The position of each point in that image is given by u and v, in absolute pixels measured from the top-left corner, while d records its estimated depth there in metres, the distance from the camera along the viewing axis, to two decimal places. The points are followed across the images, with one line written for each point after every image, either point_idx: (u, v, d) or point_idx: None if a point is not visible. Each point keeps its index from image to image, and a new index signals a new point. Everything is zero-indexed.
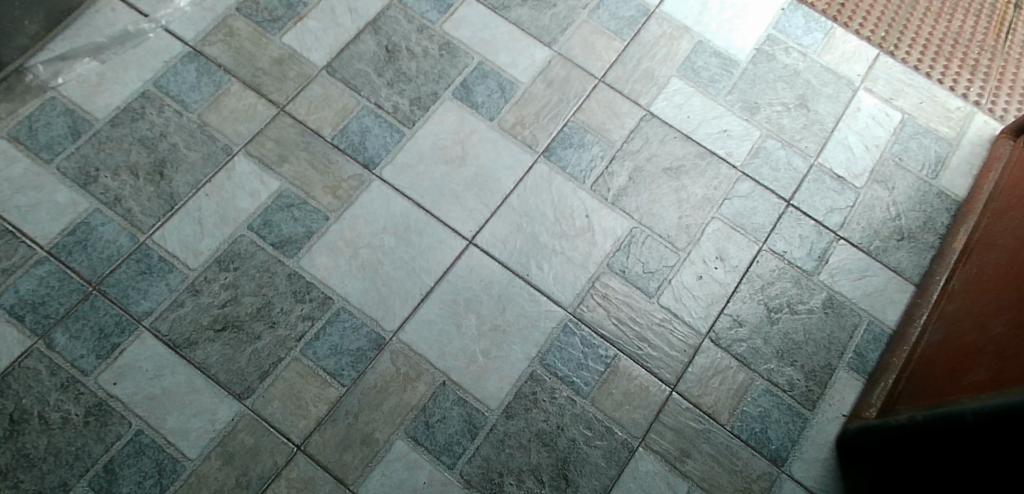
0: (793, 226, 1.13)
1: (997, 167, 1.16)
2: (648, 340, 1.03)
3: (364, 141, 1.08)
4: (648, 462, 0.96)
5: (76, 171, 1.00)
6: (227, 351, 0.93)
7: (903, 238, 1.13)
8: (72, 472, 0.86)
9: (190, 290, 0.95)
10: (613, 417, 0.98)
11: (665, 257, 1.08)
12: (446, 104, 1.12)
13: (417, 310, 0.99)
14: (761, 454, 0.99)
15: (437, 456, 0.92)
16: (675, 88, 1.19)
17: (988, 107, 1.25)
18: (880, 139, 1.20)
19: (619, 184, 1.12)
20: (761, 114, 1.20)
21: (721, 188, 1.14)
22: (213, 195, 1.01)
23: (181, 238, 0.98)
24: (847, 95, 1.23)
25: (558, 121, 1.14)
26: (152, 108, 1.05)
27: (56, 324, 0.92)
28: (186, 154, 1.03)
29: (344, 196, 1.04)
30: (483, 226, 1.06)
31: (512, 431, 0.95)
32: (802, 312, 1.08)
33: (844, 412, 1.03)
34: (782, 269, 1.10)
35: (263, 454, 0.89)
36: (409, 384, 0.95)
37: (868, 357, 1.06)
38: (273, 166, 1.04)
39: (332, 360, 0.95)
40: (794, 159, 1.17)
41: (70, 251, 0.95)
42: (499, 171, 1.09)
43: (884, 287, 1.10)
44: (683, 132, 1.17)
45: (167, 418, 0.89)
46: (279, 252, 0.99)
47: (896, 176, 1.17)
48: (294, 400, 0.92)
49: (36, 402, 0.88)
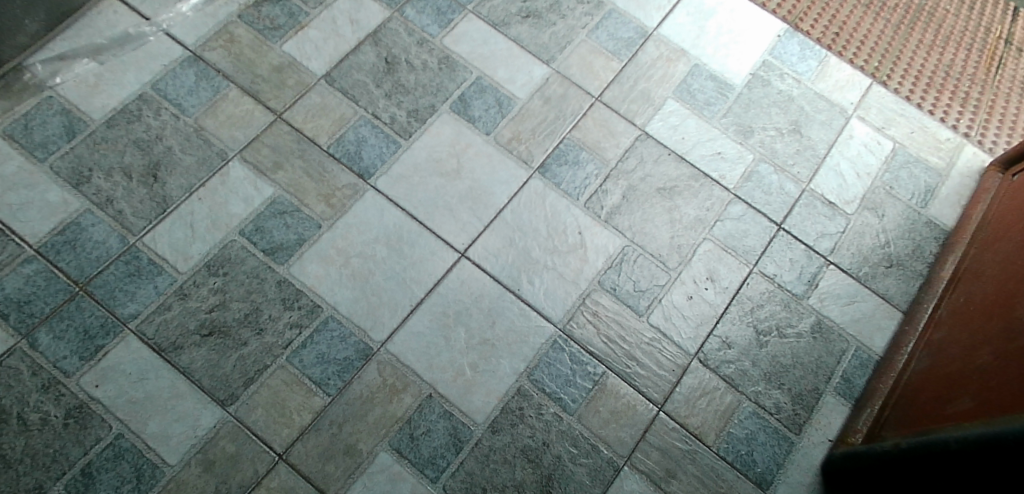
0: (783, 249, 1.14)
1: (986, 198, 1.17)
2: (636, 359, 1.03)
3: (360, 151, 1.08)
4: (632, 481, 0.96)
5: (69, 171, 0.99)
6: (213, 356, 0.93)
7: (891, 265, 1.14)
8: (48, 474, 0.84)
9: (178, 294, 0.95)
10: (599, 435, 0.98)
11: (656, 276, 1.09)
12: (443, 117, 1.13)
13: (407, 321, 0.99)
14: (746, 477, 0.99)
15: (421, 469, 0.91)
16: (670, 110, 1.21)
17: (977, 139, 1.27)
18: (871, 167, 1.21)
19: (612, 203, 1.12)
20: (755, 138, 1.21)
21: (714, 210, 1.15)
22: (206, 200, 1.01)
23: (171, 241, 0.98)
24: (840, 122, 1.24)
25: (554, 137, 1.15)
26: (148, 110, 1.05)
27: (40, 323, 0.91)
28: (181, 158, 1.03)
29: (338, 204, 1.04)
30: (475, 239, 1.06)
31: (497, 446, 0.94)
32: (791, 336, 1.08)
33: (829, 437, 1.03)
34: (772, 292, 1.11)
35: (245, 461, 0.88)
36: (395, 395, 0.95)
37: (855, 382, 1.06)
38: (267, 173, 1.04)
39: (318, 369, 0.94)
40: (786, 184, 1.18)
41: (58, 250, 0.95)
42: (493, 185, 1.10)
43: (872, 313, 1.11)
44: (677, 153, 1.18)
45: (148, 422, 0.88)
46: (270, 259, 0.99)
47: (886, 204, 1.19)
48: (278, 408, 0.91)
49: (16, 401, 0.87)
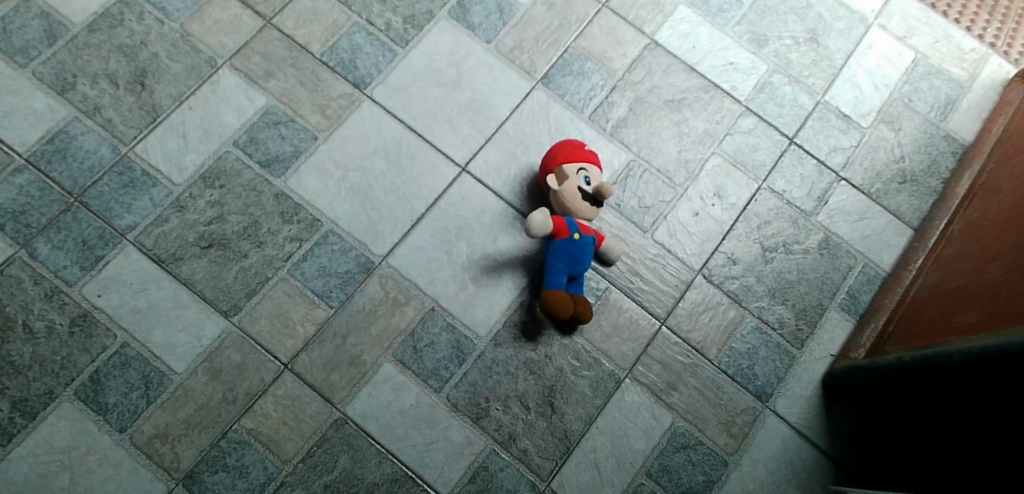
0: (794, 165, 1.10)
1: (1008, 111, 1.12)
2: (640, 275, 1.02)
3: (354, 60, 1.04)
4: (634, 393, 0.97)
5: (53, 78, 0.96)
6: (213, 268, 0.92)
7: (905, 181, 1.11)
8: (58, 381, 0.86)
9: (175, 206, 0.94)
10: (602, 348, 0.98)
11: (662, 192, 1.06)
12: (441, 24, 1.07)
13: (408, 235, 0.97)
14: (747, 389, 1.00)
15: (425, 379, 0.92)
16: (680, 17, 1.14)
17: (1003, 50, 1.20)
18: (890, 79, 1.16)
19: (618, 115, 1.08)
20: (769, 48, 1.15)
21: (723, 123, 1.11)
22: (197, 109, 0.98)
23: (164, 152, 0.95)
24: (860, 31, 1.18)
25: (558, 46, 1.10)
26: (132, 15, 1.01)
27: (36, 234, 0.90)
28: (169, 65, 0.99)
29: (333, 115, 1.01)
30: (477, 153, 1.02)
31: (500, 359, 0.95)
32: (797, 252, 1.07)
33: (832, 352, 1.03)
34: (781, 208, 1.08)
35: (250, 371, 0.89)
36: (398, 308, 0.94)
37: (861, 298, 1.05)
38: (259, 82, 1.00)
39: (319, 282, 0.94)
40: (800, 95, 1.13)
41: (49, 160, 0.93)
42: (494, 96, 1.05)
43: (882, 230, 1.09)
44: (687, 64, 1.12)
45: (153, 332, 0.89)
46: (266, 171, 0.97)
47: (903, 116, 1.14)
48: (280, 320, 0.92)
49: (19, 310, 0.87)
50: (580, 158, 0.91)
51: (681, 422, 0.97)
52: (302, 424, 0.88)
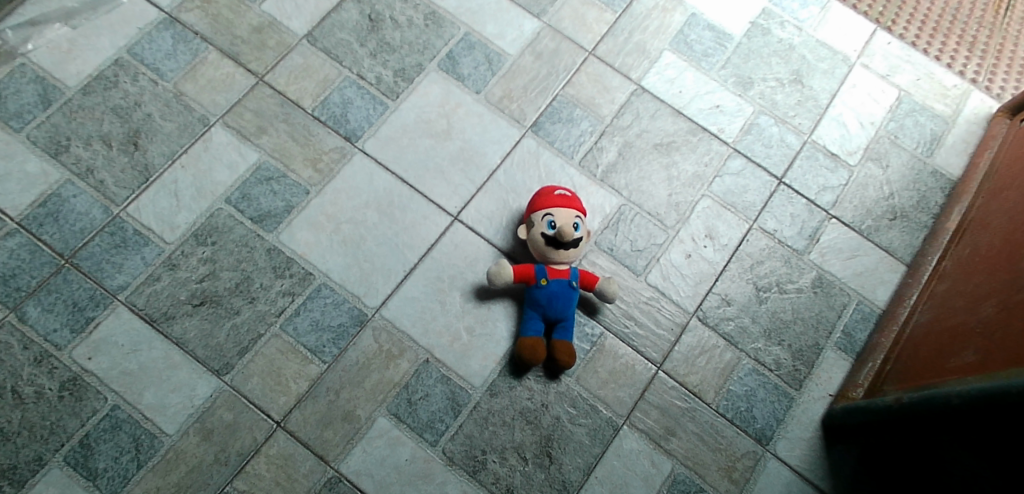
0: (784, 204, 1.11)
1: (993, 146, 1.14)
2: (635, 319, 1.02)
3: (346, 114, 1.05)
4: (632, 440, 0.96)
5: (46, 141, 0.97)
6: (205, 326, 0.92)
7: (895, 217, 1.12)
8: (47, 447, 0.84)
9: (167, 264, 0.94)
10: (598, 395, 0.97)
11: (654, 235, 1.06)
12: (431, 76, 1.09)
13: (401, 286, 0.97)
14: (746, 433, 0.99)
15: (419, 433, 0.91)
16: (666, 62, 1.17)
17: (984, 85, 1.22)
18: (875, 117, 1.18)
19: (608, 160, 1.09)
20: (754, 90, 1.17)
21: (712, 165, 1.12)
22: (189, 168, 0.99)
23: (157, 211, 0.96)
24: (843, 70, 1.20)
25: (547, 94, 1.12)
26: (126, 76, 1.02)
27: (27, 297, 0.90)
28: (162, 124, 1.01)
29: (325, 169, 1.01)
30: (468, 202, 1.03)
31: (496, 409, 0.94)
32: (791, 292, 1.07)
33: (830, 391, 1.02)
34: (773, 248, 1.08)
35: (242, 430, 0.88)
36: (391, 361, 0.94)
37: (857, 337, 1.05)
38: (251, 138, 1.02)
39: (312, 337, 0.93)
40: (787, 136, 1.15)
41: (40, 223, 0.93)
42: (485, 145, 1.07)
43: (875, 267, 1.09)
44: (674, 108, 1.14)
45: (143, 393, 0.88)
46: (258, 226, 0.97)
47: (890, 153, 1.15)
48: (273, 377, 0.91)
49: (9, 376, 0.86)
50: (552, 200, 0.91)
51: (681, 469, 0.96)
52: (295, 484, 0.87)
